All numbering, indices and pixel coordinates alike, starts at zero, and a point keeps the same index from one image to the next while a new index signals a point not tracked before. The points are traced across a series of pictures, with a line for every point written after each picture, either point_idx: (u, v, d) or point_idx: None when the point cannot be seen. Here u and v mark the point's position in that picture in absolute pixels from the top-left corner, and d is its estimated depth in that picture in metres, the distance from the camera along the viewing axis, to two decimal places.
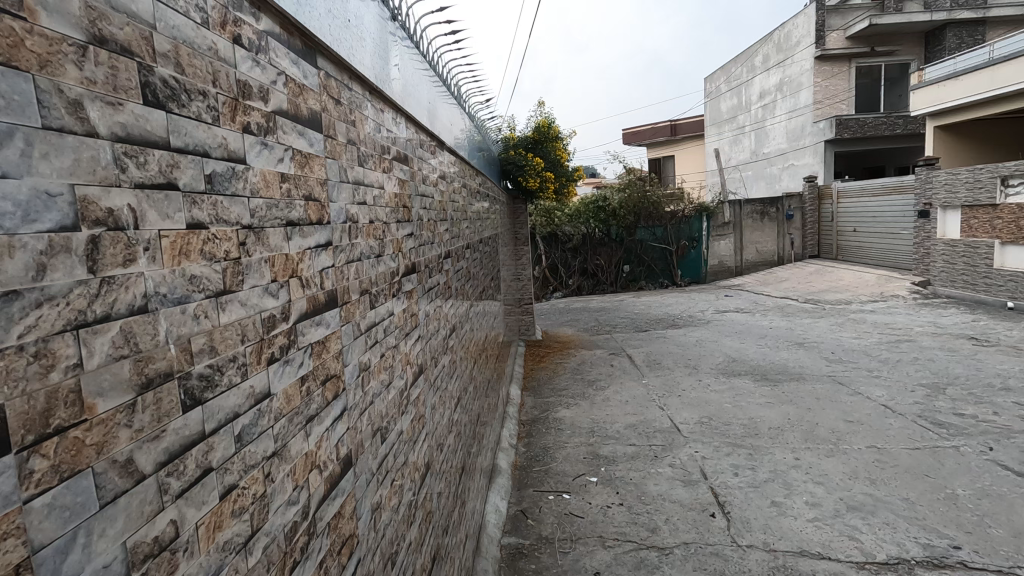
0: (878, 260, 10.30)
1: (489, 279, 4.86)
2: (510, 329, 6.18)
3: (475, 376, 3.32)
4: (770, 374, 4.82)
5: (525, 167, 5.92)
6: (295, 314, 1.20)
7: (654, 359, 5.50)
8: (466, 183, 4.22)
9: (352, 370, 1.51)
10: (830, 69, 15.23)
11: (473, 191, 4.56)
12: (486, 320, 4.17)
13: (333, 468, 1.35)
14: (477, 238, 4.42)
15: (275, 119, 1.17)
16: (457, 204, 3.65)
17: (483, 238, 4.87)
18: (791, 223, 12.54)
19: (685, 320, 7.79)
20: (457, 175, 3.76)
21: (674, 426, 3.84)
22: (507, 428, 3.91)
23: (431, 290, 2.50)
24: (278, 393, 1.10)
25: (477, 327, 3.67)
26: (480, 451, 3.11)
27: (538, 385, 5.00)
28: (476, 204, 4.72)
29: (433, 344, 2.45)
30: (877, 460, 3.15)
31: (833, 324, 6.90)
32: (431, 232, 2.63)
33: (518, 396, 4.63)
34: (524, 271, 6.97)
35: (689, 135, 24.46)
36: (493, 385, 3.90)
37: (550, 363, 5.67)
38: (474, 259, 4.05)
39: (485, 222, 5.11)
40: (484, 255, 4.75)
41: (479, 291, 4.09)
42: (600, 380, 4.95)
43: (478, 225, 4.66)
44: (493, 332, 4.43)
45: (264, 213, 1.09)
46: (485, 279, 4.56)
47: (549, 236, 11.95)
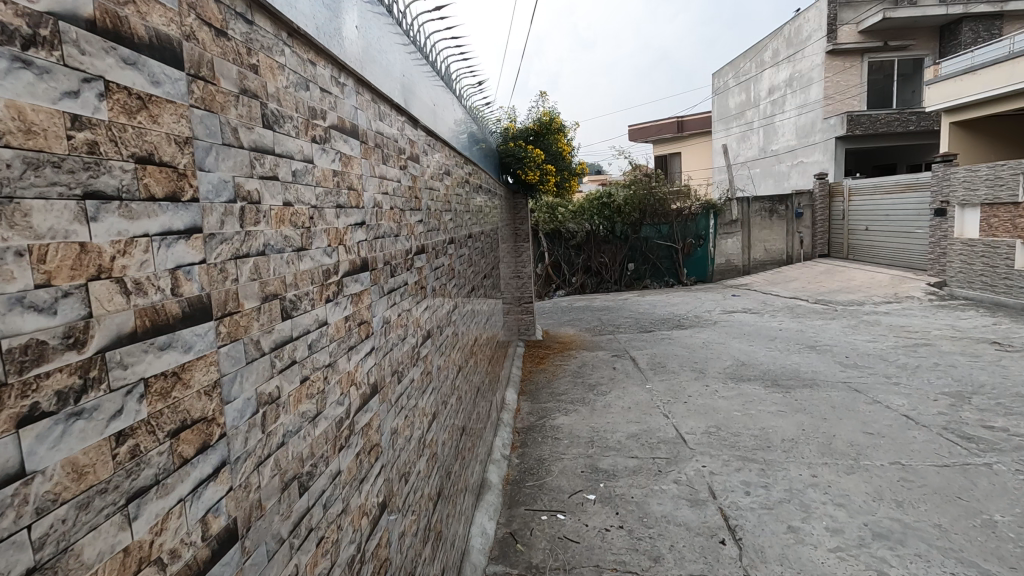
0: (890, 261, 10.01)
1: (482, 277, 4.58)
2: (509, 329, 5.94)
3: (461, 385, 3.07)
4: (780, 379, 4.56)
5: (524, 160, 5.63)
6: (106, 336, 0.79)
7: (659, 362, 5.25)
8: (457, 173, 3.95)
9: (239, 408, 1.09)
10: (842, 64, 14.88)
11: (465, 184, 4.29)
12: (477, 322, 3.89)
13: (195, 555, 0.94)
14: (469, 233, 4.16)
15: (63, 27, 0.75)
16: (445, 196, 3.40)
17: (477, 233, 4.57)
18: (801, 221, 12.23)
19: (691, 321, 7.54)
20: (445, 164, 3.49)
21: (680, 437, 3.59)
22: (500, 437, 3.70)
23: (392, 290, 2.10)
24: (45, 470, 0.69)
25: (463, 331, 3.35)
26: (464, 470, 2.84)
27: (535, 388, 4.78)
28: (471, 198, 4.46)
29: (397, 357, 2.09)
30: (903, 479, 2.89)
31: (846, 326, 6.63)
32: (396, 222, 2.24)
33: (514, 401, 4.40)
34: (524, 269, 6.73)
35: (695, 132, 24.16)
36: (484, 391, 3.64)
37: (549, 365, 5.43)
38: (463, 254, 3.76)
39: (481, 217, 4.86)
40: (477, 252, 4.46)
41: (469, 290, 3.81)
42: (602, 385, 4.71)
43: (472, 220, 4.42)
44: (486, 333, 4.19)
45: (9, 177, 0.68)
46: (477, 277, 4.26)
47: (552, 233, 11.71)
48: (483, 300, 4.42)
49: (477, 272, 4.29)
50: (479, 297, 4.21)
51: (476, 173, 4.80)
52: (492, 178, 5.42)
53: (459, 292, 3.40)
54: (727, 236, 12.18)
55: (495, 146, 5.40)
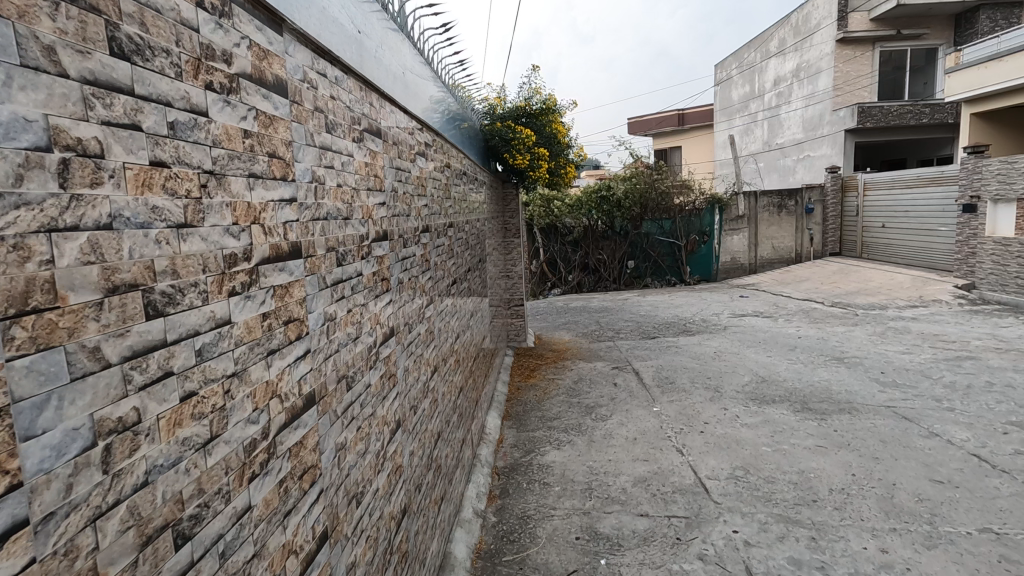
0: (909, 261, 9.36)
1: (458, 280, 3.82)
2: (497, 335, 5.28)
3: (404, 443, 2.39)
4: (811, 403, 3.86)
5: (513, 142, 4.87)
6: None
7: (666, 378, 4.55)
8: (419, 153, 3.16)
9: None
10: (852, 54, 14.18)
11: (436, 169, 3.51)
12: (441, 341, 3.13)
13: None
14: (436, 227, 3.38)
15: None
16: (391, 177, 2.60)
17: (451, 229, 3.79)
18: (811, 217, 11.53)
19: (699, 325, 6.86)
20: (392, 137, 2.67)
21: (699, 484, 2.93)
22: (473, 487, 3.06)
23: (90, 375, 0.91)
24: None
25: (404, 365, 2.52)
26: (404, 564, 2.21)
27: (522, 413, 4.06)
28: (441, 181, 3.64)
29: (138, 509, 0.99)
30: (1003, 559, 2.24)
31: (872, 333, 5.96)
32: (142, 201, 1.05)
33: (496, 429, 3.75)
34: (515, 268, 6.02)
35: (696, 125, 23.47)
36: (446, 431, 2.95)
37: (540, 380, 4.71)
38: (404, 254, 2.73)
39: (459, 210, 4.10)
40: (449, 250, 3.66)
41: (428, 300, 3.04)
42: (602, 407, 4.01)
43: (444, 212, 3.67)
44: (460, 351, 3.51)
45: None
46: (447, 282, 3.48)
47: (548, 228, 11.01)
48: (457, 308, 3.66)
49: (447, 274, 3.53)
50: (449, 306, 3.44)
51: (453, 156, 4.02)
52: (475, 163, 4.68)
53: (388, 314, 2.40)
54: (733, 233, 11.49)
55: (478, 126, 4.65)
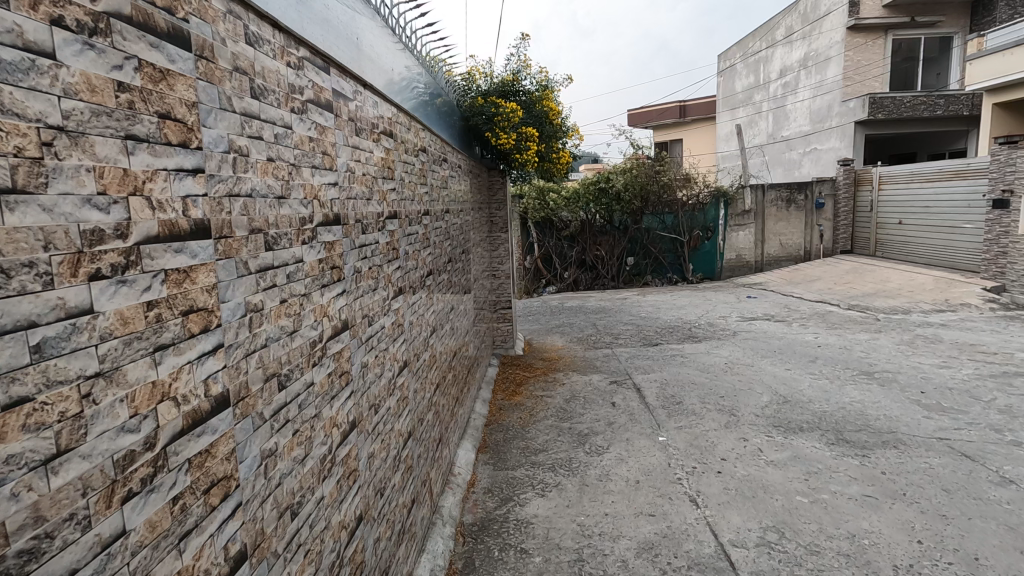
0: (929, 260, 8.76)
1: (419, 289, 3.09)
2: (480, 343, 4.65)
3: (303, 545, 1.68)
4: (846, 433, 3.23)
5: (496, 118, 4.22)
6: None
7: (672, 398, 3.91)
8: (361, 126, 2.40)
9: None
10: (863, 42, 13.50)
11: (388, 147, 2.75)
12: (382, 373, 2.41)
13: None
14: (384, 224, 2.63)
15: None
16: (299, 154, 1.84)
17: (408, 225, 3.01)
18: (821, 212, 10.88)
19: (706, 330, 6.24)
20: (308, 97, 1.91)
21: (722, 554, 2.31)
22: (428, 561, 2.43)
23: None
24: None
25: (306, 427, 1.76)
26: None
27: (499, 446, 3.43)
28: (395, 161, 2.85)
29: None
30: None
31: (899, 342, 5.35)
32: None
33: (467, 468, 3.14)
34: (501, 267, 5.37)
35: (699, 117, 22.79)
36: (383, 501, 2.26)
37: (525, 399, 4.07)
38: (269, 263, 1.60)
39: (426, 201, 3.38)
40: (403, 252, 2.88)
41: (363, 323, 2.28)
42: (597, 436, 3.39)
43: (402, 202, 2.93)
44: (420, 376, 2.87)
45: None
46: (394, 294, 2.68)
47: (543, 222, 10.42)
48: (413, 326, 2.89)
49: (399, 282, 2.77)
50: (395, 328, 2.64)
51: (417, 134, 3.28)
52: (452, 146, 4.02)
53: (219, 377, 1.34)
54: (738, 229, 10.87)
55: (455, 101, 3.99)
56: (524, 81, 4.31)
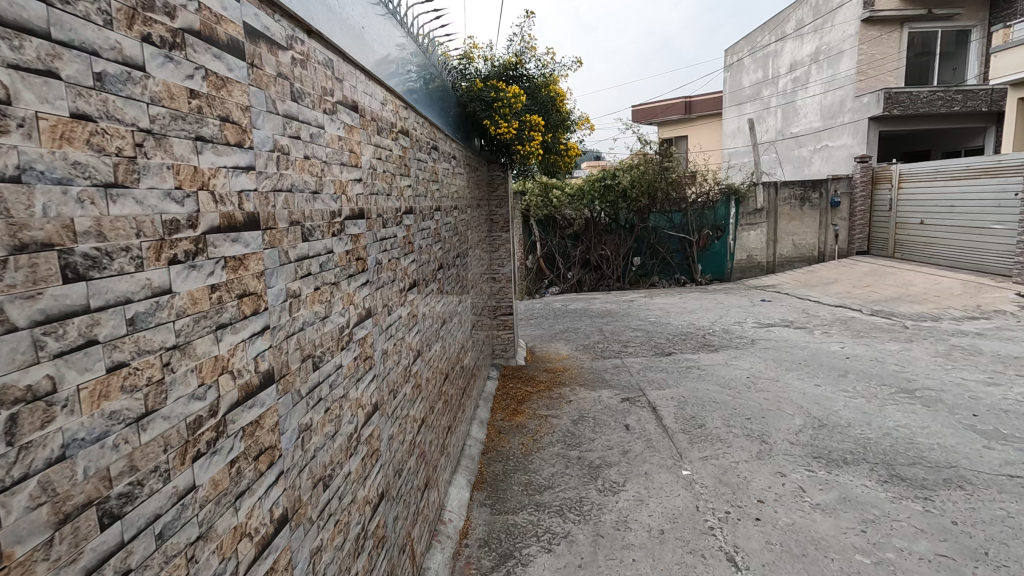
0: (952, 263, 8.35)
1: (392, 309, 2.51)
2: (479, 354, 4.22)
3: None
4: (897, 467, 2.81)
5: (496, 105, 3.77)
6: None
7: (694, 420, 3.47)
8: (304, 98, 1.77)
9: None
10: (878, 34, 12.99)
11: (347, 128, 2.13)
12: (337, 430, 1.87)
13: None
14: (343, 229, 2.03)
15: None
16: (169, 120, 1.14)
17: (376, 229, 2.39)
18: (836, 211, 10.43)
19: (722, 338, 5.80)
20: (192, 32, 1.22)
21: None
22: None
23: None
24: None
25: (197, 555, 1.15)
26: None
27: (497, 482, 3.00)
28: (358, 147, 2.22)
29: None
30: None
31: (935, 353, 4.92)
32: None
33: (458, 515, 2.70)
34: (502, 269, 4.92)
35: (705, 113, 22.31)
36: None
37: (526, 420, 3.63)
38: (79, 299, 0.90)
39: (407, 199, 2.83)
40: (368, 265, 2.27)
41: (303, 368, 1.68)
42: (610, 469, 2.97)
43: (371, 201, 2.34)
44: (397, 415, 2.39)
45: None
46: (354, 324, 2.08)
47: (546, 220, 10.00)
48: (381, 359, 2.32)
49: (362, 305, 2.18)
50: (354, 365, 2.05)
51: (396, 119, 2.73)
52: (448, 136, 3.56)
53: None
54: (749, 228, 10.42)
55: (451, 85, 3.53)
56: (528, 64, 3.86)
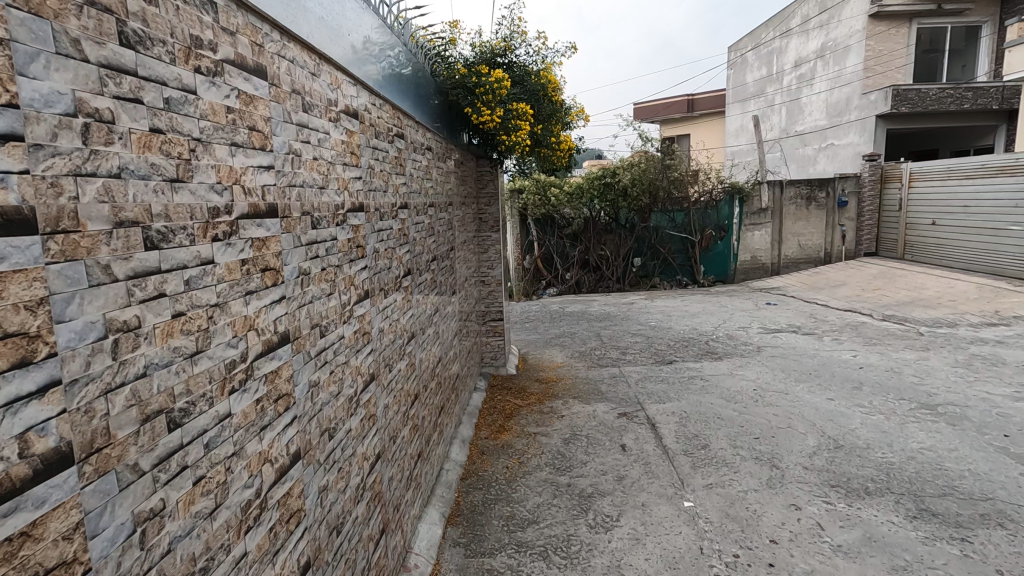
0: (965, 265, 8.04)
1: (323, 333, 2.00)
2: (465, 364, 3.90)
3: None
4: (927, 500, 2.51)
5: (480, 92, 3.42)
6: None
7: (696, 441, 3.15)
8: (158, 45, 1.25)
9: None
10: (885, 30, 12.63)
11: (246, 98, 1.60)
12: (222, 501, 1.41)
13: None
14: (234, 232, 1.51)
15: None
16: None
17: (295, 231, 1.85)
18: (843, 212, 10.09)
19: (726, 345, 5.47)
20: None
21: None
22: None
23: None
24: None
25: None
26: None
27: (473, 515, 2.69)
28: (264, 124, 1.69)
29: None
30: None
31: (955, 363, 4.59)
32: None
33: (423, 563, 2.35)
34: (490, 272, 4.59)
35: (707, 111, 21.94)
36: None
37: (513, 439, 3.32)
38: None
39: (356, 193, 2.35)
40: (280, 279, 1.74)
41: (145, 433, 1.17)
42: (604, 499, 2.66)
43: (290, 194, 1.82)
44: (337, 458, 2.01)
45: None
46: (248, 359, 1.55)
47: (543, 219, 9.67)
48: (300, 398, 1.82)
49: (268, 332, 1.66)
50: (249, 415, 1.54)
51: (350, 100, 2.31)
52: (428, 129, 3.22)
53: None
54: (754, 229, 10.08)
55: (429, 72, 3.19)
56: (516, 50, 3.54)
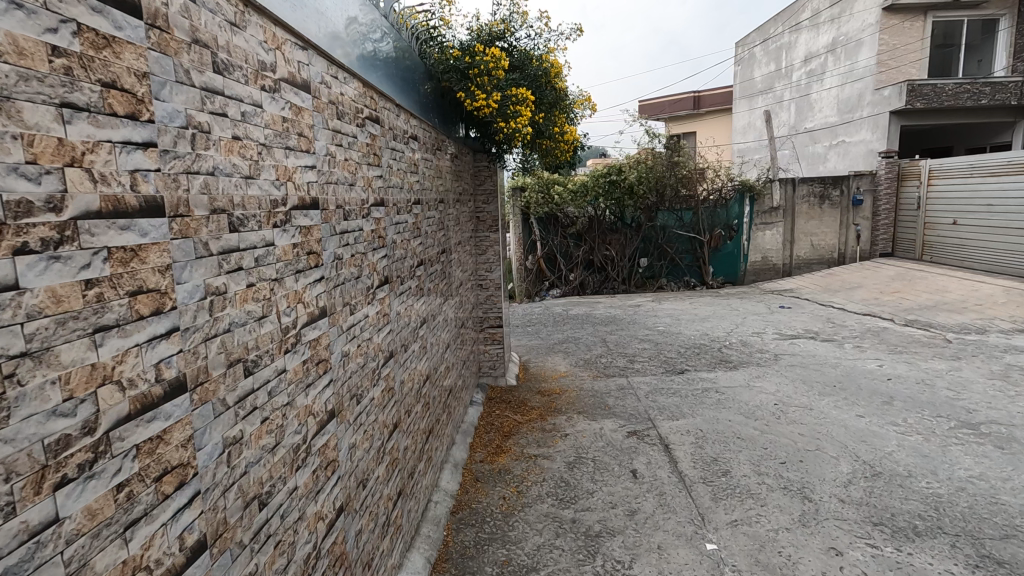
0: (989, 267, 7.68)
1: (252, 377, 1.36)
2: (461, 376, 3.56)
3: None
4: (987, 544, 2.17)
5: (473, 76, 3.07)
6: None
7: (716, 466, 2.83)
8: None
9: None
10: (900, 23, 12.21)
11: (96, 39, 0.95)
12: None
13: None
14: (74, 223, 0.89)
15: None
16: None
17: (199, 231, 1.19)
18: (858, 211, 9.73)
19: (741, 353, 5.13)
20: None
21: None
22: None
23: None
24: None
25: None
26: None
27: (464, 560, 2.27)
28: (140, 78, 1.04)
29: None
30: None
31: (990, 375, 4.25)
32: None
33: None
34: (489, 274, 4.26)
35: (713, 109, 21.56)
36: None
37: (512, 463, 2.97)
38: None
39: (308, 186, 1.69)
40: (171, 306, 1.09)
41: None
42: (615, 538, 2.32)
43: (190, 182, 1.17)
44: (284, 520, 1.46)
45: None
46: (97, 456, 0.91)
47: (547, 218, 9.37)
48: (203, 466, 1.17)
49: (141, 388, 1.02)
50: (97, 563, 0.90)
51: (325, 72, 1.86)
52: (419, 119, 2.87)
53: None
54: (765, 228, 9.73)
55: (418, 54, 2.83)
56: (517, 33, 3.21)
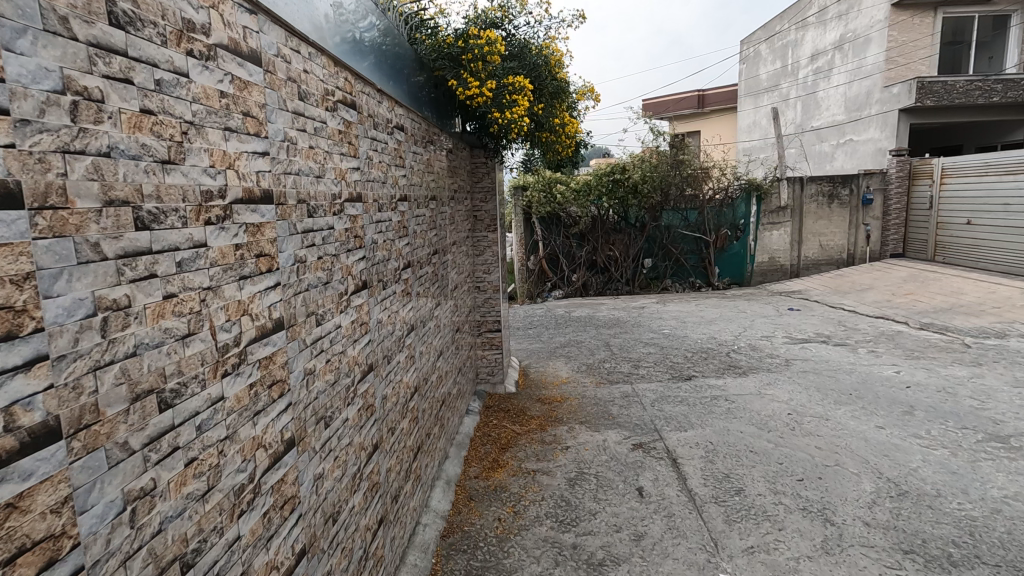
0: (1005, 269, 7.45)
1: (170, 409, 1.10)
2: (457, 384, 3.37)
3: None
4: None
5: (467, 64, 2.86)
6: None
7: (728, 484, 2.63)
8: None
9: None
10: (910, 20, 11.87)
11: None
12: None
13: None
14: None
15: None
16: None
17: (82, 224, 0.92)
18: (868, 210, 9.49)
19: (751, 358, 4.91)
20: None
21: None
22: None
23: None
24: None
25: None
26: None
27: None
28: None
29: None
30: None
31: (1016, 382, 4.03)
32: None
33: None
34: (486, 276, 4.06)
35: (718, 107, 21.30)
36: None
37: (509, 480, 2.77)
38: None
39: (261, 177, 1.45)
40: (32, 326, 0.83)
41: None
42: (621, 565, 2.13)
43: (69, 164, 0.91)
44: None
45: None
46: None
47: (549, 218, 9.16)
48: (87, 533, 0.90)
49: None
50: None
51: (284, 46, 1.59)
52: (412, 112, 2.67)
53: None
54: (772, 228, 9.50)
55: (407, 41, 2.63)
56: (515, 19, 3.01)
